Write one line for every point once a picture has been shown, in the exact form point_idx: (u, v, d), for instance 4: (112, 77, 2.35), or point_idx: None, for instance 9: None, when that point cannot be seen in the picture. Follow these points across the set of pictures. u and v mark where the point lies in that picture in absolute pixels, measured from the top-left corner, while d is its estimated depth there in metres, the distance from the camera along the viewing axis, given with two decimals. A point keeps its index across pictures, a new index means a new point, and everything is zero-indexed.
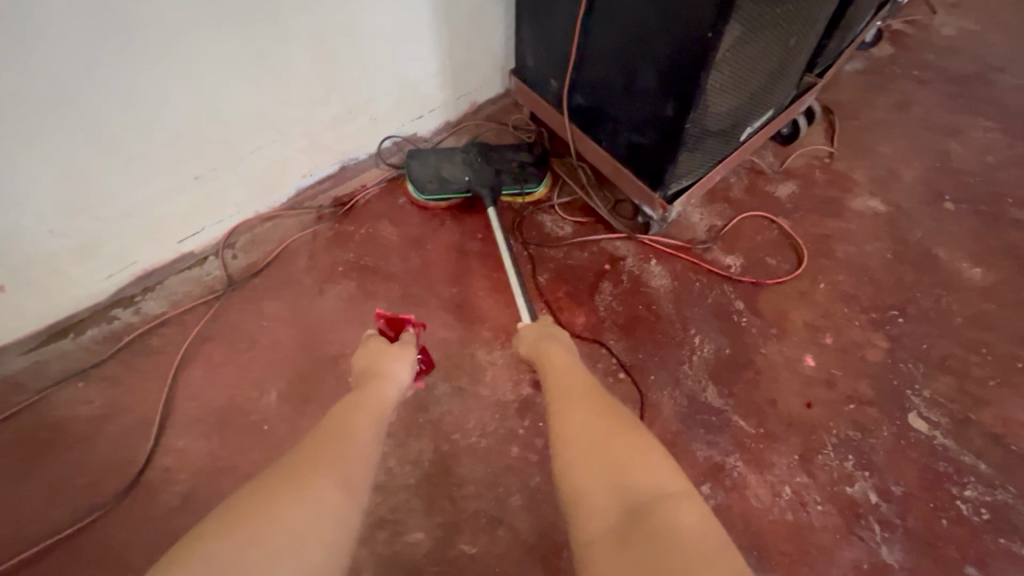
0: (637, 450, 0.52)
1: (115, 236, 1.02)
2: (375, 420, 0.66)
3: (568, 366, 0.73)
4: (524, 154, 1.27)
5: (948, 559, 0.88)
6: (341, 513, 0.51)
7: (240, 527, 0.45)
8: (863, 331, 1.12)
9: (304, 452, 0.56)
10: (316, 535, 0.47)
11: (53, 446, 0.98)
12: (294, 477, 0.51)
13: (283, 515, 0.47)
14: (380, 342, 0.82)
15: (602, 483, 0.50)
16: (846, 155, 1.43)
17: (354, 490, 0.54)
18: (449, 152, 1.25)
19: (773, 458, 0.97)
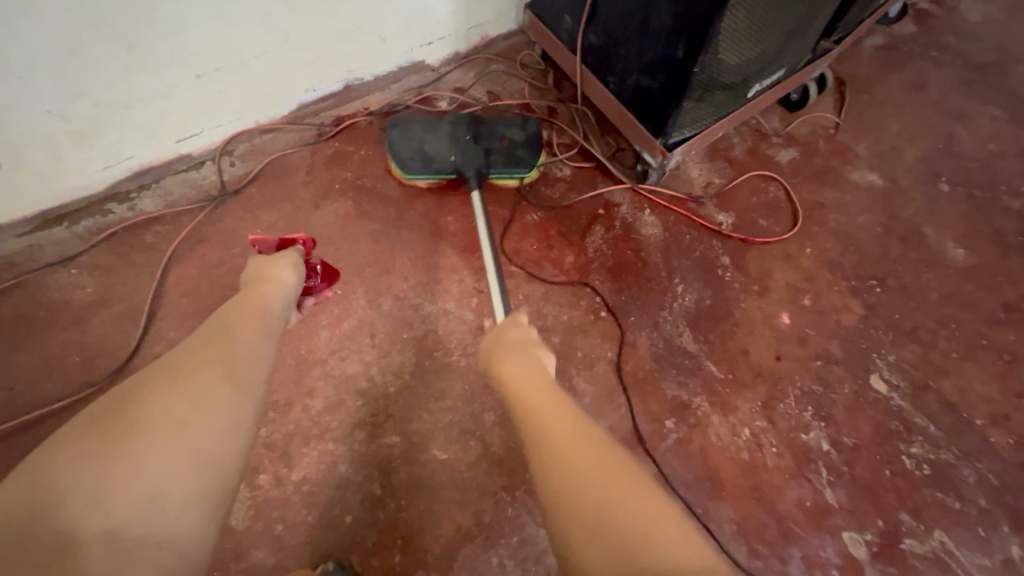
0: (643, 499, 0.45)
1: (113, 127, 1.01)
2: (266, 317, 0.66)
3: (527, 373, 0.64)
4: (516, 131, 1.17)
5: (886, 505, 0.95)
6: (230, 402, 0.52)
7: (115, 422, 0.45)
8: (841, 296, 1.15)
9: (186, 350, 0.55)
10: (203, 425, 0.49)
11: (47, 324, 1.01)
12: (173, 374, 0.51)
13: (166, 407, 0.48)
14: (266, 255, 0.82)
15: (606, 545, 0.42)
16: (852, 128, 1.42)
17: (245, 383, 0.55)
18: (435, 124, 1.15)
19: (737, 402, 1.01)
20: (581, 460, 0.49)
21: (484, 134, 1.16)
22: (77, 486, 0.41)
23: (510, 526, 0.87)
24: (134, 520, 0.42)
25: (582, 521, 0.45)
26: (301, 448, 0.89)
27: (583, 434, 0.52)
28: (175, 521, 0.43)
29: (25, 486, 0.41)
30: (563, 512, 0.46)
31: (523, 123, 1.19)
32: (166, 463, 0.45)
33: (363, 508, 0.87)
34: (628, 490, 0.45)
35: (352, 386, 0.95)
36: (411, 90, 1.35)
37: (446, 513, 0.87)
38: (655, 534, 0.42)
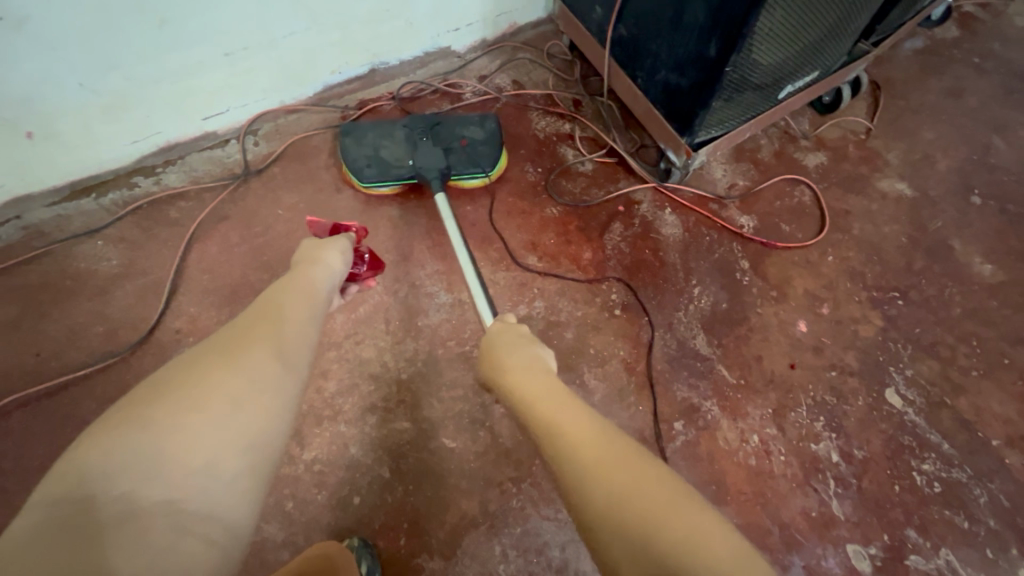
0: (694, 521, 0.42)
1: (141, 100, 1.02)
2: (309, 304, 0.65)
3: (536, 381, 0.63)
4: (475, 129, 1.14)
5: (892, 520, 0.94)
6: (279, 384, 0.51)
7: (173, 391, 0.45)
8: (861, 307, 1.14)
9: (238, 328, 0.55)
10: (257, 402, 0.48)
11: (73, 293, 1.03)
12: (228, 352, 0.50)
13: (222, 383, 0.47)
14: (315, 240, 0.82)
15: (660, 573, 0.40)
16: (884, 134, 1.39)
17: (294, 366, 0.54)
18: (389, 129, 1.12)
19: (748, 408, 1.01)
20: (620, 478, 0.46)
21: (440, 135, 1.13)
22: (133, 453, 0.40)
23: (514, 517, 0.88)
24: (191, 494, 0.41)
25: (631, 549, 0.42)
26: (314, 428, 0.91)
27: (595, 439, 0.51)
28: (228, 497, 0.43)
29: (84, 448, 0.40)
30: (611, 537, 0.43)
31: (480, 121, 1.16)
32: (221, 438, 0.44)
33: (372, 491, 0.88)
34: (683, 514, 0.42)
35: (366, 370, 0.96)
36: (435, 76, 1.35)
37: (452, 501, 0.88)
38: (713, 555, 0.40)
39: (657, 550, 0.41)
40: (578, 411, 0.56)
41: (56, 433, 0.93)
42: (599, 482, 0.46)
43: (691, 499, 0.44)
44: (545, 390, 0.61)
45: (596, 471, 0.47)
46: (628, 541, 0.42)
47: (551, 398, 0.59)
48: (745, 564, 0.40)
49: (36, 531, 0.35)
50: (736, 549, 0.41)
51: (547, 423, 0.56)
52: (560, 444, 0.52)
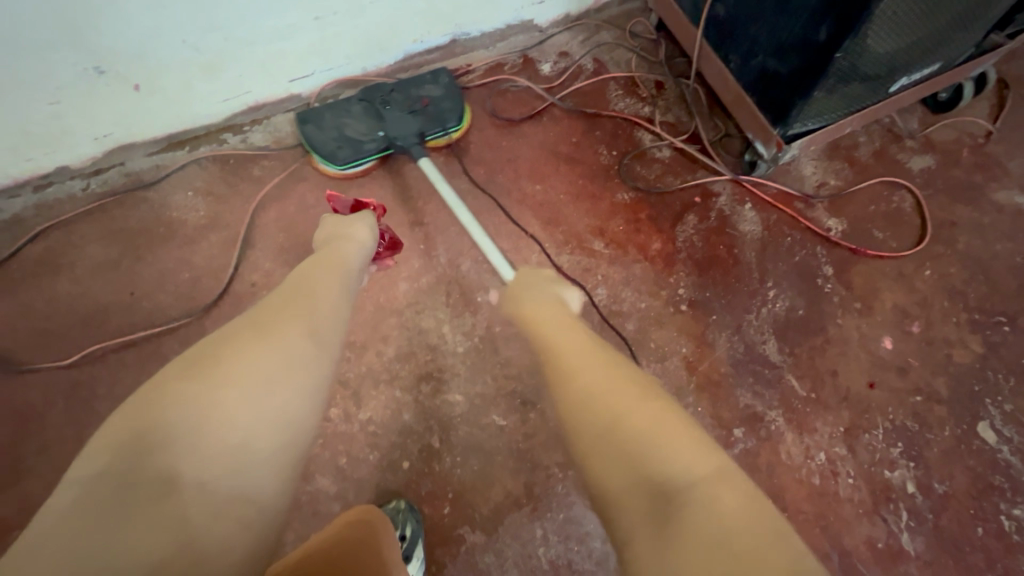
0: (676, 430, 0.46)
1: (236, 62, 1.06)
2: (342, 281, 0.67)
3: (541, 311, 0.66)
4: (432, 86, 1.13)
5: (970, 563, 0.85)
6: (311, 360, 0.53)
7: (211, 368, 0.47)
8: (958, 330, 1.03)
9: (272, 304, 0.57)
10: (284, 381, 0.49)
11: (165, 240, 1.10)
12: (263, 327, 0.53)
13: (251, 364, 0.49)
14: (334, 218, 0.84)
15: (632, 473, 0.44)
16: (1008, 139, 1.23)
17: (323, 342, 0.56)
18: (346, 105, 1.10)
19: (817, 423, 0.95)
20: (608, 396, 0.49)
21: (400, 101, 1.11)
22: (174, 430, 0.42)
23: (558, 503, 0.86)
24: (223, 470, 0.42)
25: (612, 456, 0.46)
26: (371, 390, 0.93)
27: (590, 359, 0.54)
28: (261, 474, 0.44)
29: (127, 426, 0.42)
30: (597, 447, 0.47)
31: (433, 76, 1.15)
32: (248, 417, 0.45)
33: (420, 457, 0.89)
34: (661, 426, 0.46)
35: (424, 340, 0.97)
36: (514, 51, 1.33)
37: (498, 479, 0.88)
38: (688, 459, 0.43)
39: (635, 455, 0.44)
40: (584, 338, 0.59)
41: (144, 368, 1.01)
42: (595, 405, 0.49)
43: (684, 428, 0.46)
44: (556, 315, 0.64)
45: (587, 387, 0.51)
46: (610, 450, 0.46)
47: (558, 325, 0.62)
48: (718, 462, 0.44)
49: (79, 507, 0.37)
50: (710, 453, 0.45)
51: (552, 346, 0.59)
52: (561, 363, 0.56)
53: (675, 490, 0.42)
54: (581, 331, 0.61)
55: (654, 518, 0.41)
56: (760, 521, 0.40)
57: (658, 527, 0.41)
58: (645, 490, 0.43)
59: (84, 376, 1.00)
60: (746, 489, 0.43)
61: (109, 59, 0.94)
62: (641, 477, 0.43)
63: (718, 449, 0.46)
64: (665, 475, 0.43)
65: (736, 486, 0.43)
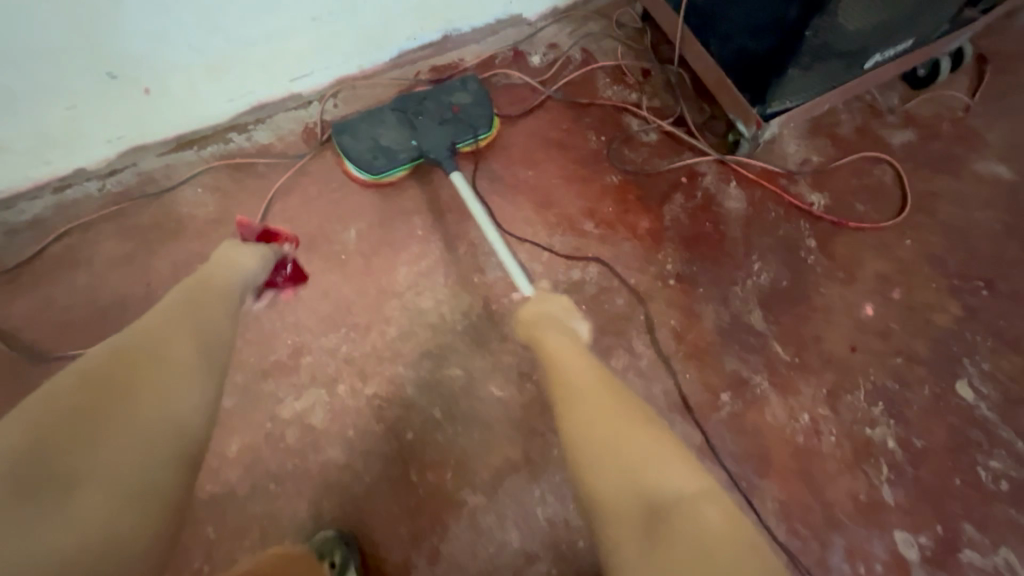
0: (676, 461, 0.49)
1: (238, 63, 1.12)
2: (225, 312, 0.69)
3: (553, 341, 0.67)
4: (460, 95, 1.15)
5: (949, 513, 0.89)
6: (193, 390, 0.55)
7: (83, 404, 0.47)
8: (937, 295, 1.07)
9: (146, 332, 0.57)
10: (168, 403, 0.52)
11: (176, 234, 1.16)
12: (138, 360, 0.53)
13: (136, 390, 0.51)
14: (230, 245, 0.84)
15: (634, 497, 0.46)
16: (986, 112, 1.27)
17: (203, 364, 0.58)
18: (379, 115, 1.12)
19: (801, 386, 0.99)
20: (613, 424, 0.53)
21: (431, 110, 1.13)
22: (36, 470, 0.42)
23: (553, 466, 0.91)
24: (102, 489, 0.44)
25: (615, 482, 0.48)
26: (375, 367, 0.98)
27: (586, 388, 0.58)
28: (157, 476, 0.47)
29: None
30: (595, 467, 0.50)
31: (462, 84, 1.17)
32: (127, 440, 0.47)
33: (423, 427, 0.94)
34: (654, 450, 0.50)
35: (425, 319, 1.02)
36: (505, 44, 1.38)
37: (498, 445, 0.93)
38: (684, 485, 0.46)
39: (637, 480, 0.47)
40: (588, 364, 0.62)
41: None
42: (593, 428, 0.53)
43: (676, 453, 0.50)
44: (564, 340, 0.67)
45: (584, 414, 0.55)
46: (608, 472, 0.49)
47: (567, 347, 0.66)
48: (710, 488, 0.47)
49: None
50: (702, 479, 0.48)
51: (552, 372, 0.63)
52: (567, 390, 0.59)
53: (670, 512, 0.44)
54: (585, 354, 0.65)
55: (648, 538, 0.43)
56: (744, 535, 0.43)
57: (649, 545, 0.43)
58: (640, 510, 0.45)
59: None
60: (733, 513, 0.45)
61: (119, 63, 1.00)
62: (641, 502, 0.46)
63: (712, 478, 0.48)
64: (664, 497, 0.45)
65: (723, 504, 0.46)
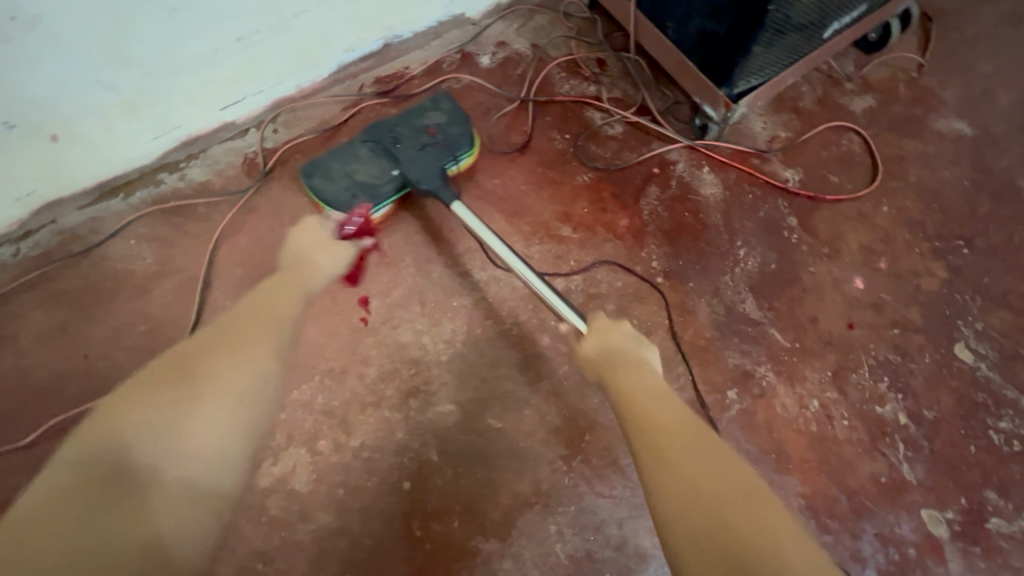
0: (795, 551, 0.45)
1: (159, 95, 1.00)
2: (293, 311, 0.70)
3: (640, 382, 0.64)
4: (434, 114, 1.03)
5: (969, 481, 0.88)
6: (260, 402, 0.56)
7: (157, 409, 0.50)
8: (922, 259, 1.06)
9: (225, 333, 0.60)
10: (229, 417, 0.53)
11: (112, 294, 1.04)
12: (211, 364, 0.55)
13: (198, 402, 0.52)
14: (320, 228, 0.89)
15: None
16: (938, 69, 1.27)
17: (270, 374, 0.58)
18: (349, 149, 0.99)
19: (806, 372, 0.96)
20: (711, 480, 0.50)
21: (406, 136, 1.00)
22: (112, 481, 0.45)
23: (568, 496, 0.84)
24: (160, 501, 0.46)
25: (714, 555, 0.44)
26: (359, 415, 0.89)
27: (688, 439, 0.54)
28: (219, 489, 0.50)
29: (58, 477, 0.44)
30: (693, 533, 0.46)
31: (434, 103, 1.05)
32: (190, 452, 0.49)
33: (421, 475, 0.86)
34: (777, 526, 0.46)
35: (405, 354, 0.94)
36: (451, 47, 1.30)
37: (504, 482, 0.85)
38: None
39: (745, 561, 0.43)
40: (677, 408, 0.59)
41: None
42: (697, 485, 0.49)
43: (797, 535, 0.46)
44: (641, 377, 0.65)
45: (684, 467, 0.51)
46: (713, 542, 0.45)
47: (648, 385, 0.64)
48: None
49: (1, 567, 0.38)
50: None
51: (640, 416, 0.59)
52: (652, 434, 0.56)
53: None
54: (677, 401, 0.61)
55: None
56: None
57: None
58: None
59: (50, 452, 0.93)
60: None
61: (15, 111, 0.87)
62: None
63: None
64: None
65: None
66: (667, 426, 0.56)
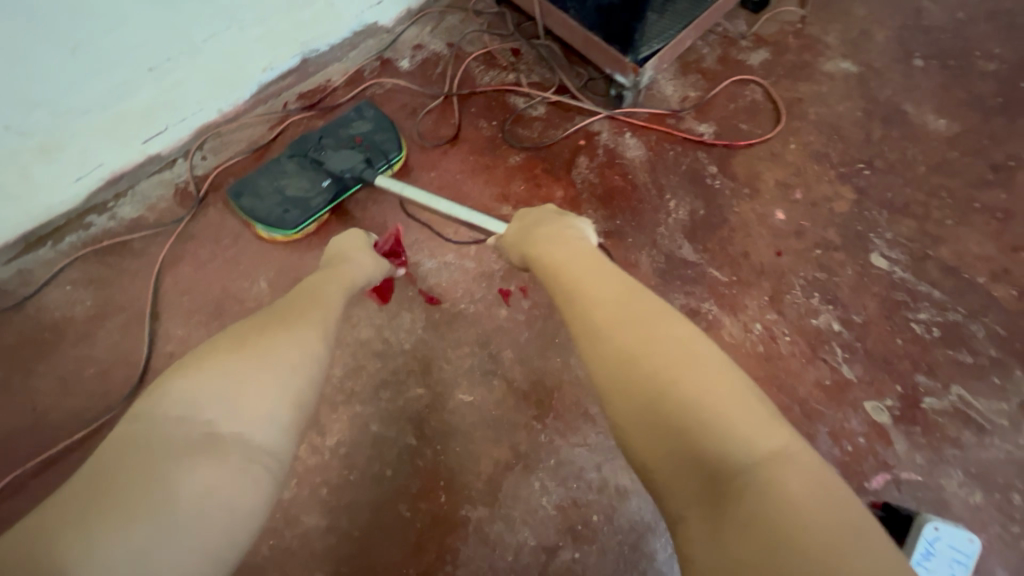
0: (735, 403, 0.45)
1: (75, 136, 0.98)
2: (335, 296, 0.69)
3: (589, 267, 0.65)
4: (359, 123, 1.10)
5: (900, 371, 0.97)
6: (305, 379, 0.55)
7: (202, 389, 0.50)
8: (831, 185, 1.16)
9: (268, 315, 0.60)
10: (275, 393, 0.52)
11: (55, 343, 1.01)
12: (254, 342, 0.55)
13: (248, 376, 0.52)
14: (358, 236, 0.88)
15: (676, 446, 0.44)
16: (820, 18, 1.39)
17: (314, 351, 0.58)
18: (279, 167, 1.05)
19: (745, 301, 1.03)
20: (646, 353, 0.50)
21: (332, 146, 1.07)
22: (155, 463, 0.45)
23: (546, 452, 0.87)
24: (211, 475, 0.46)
25: (654, 432, 0.46)
26: (330, 415, 0.90)
27: (627, 311, 0.55)
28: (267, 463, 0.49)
29: (109, 463, 0.45)
30: (627, 403, 0.49)
31: (357, 113, 1.12)
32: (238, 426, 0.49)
33: (401, 460, 0.87)
34: (715, 387, 0.46)
35: (368, 349, 0.95)
36: (369, 56, 1.33)
37: (483, 451, 0.88)
38: (752, 435, 0.43)
39: (688, 427, 0.44)
40: (614, 287, 0.59)
41: None
42: (627, 359, 0.51)
43: (743, 397, 0.46)
44: (578, 267, 0.65)
45: (619, 343, 0.52)
46: (646, 416, 0.47)
47: (586, 272, 0.64)
48: (788, 441, 0.44)
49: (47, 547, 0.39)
50: (775, 427, 0.45)
51: (578, 295, 0.60)
52: (590, 320, 0.56)
53: (733, 476, 0.41)
54: (622, 280, 0.61)
55: (711, 500, 0.42)
56: (815, 489, 0.40)
57: (707, 510, 0.42)
58: (699, 470, 0.43)
59: (8, 512, 0.89)
60: (814, 467, 0.42)
61: None
62: (692, 455, 0.44)
63: (785, 426, 0.46)
64: (731, 454, 0.42)
65: (800, 467, 0.42)
66: (604, 302, 0.57)
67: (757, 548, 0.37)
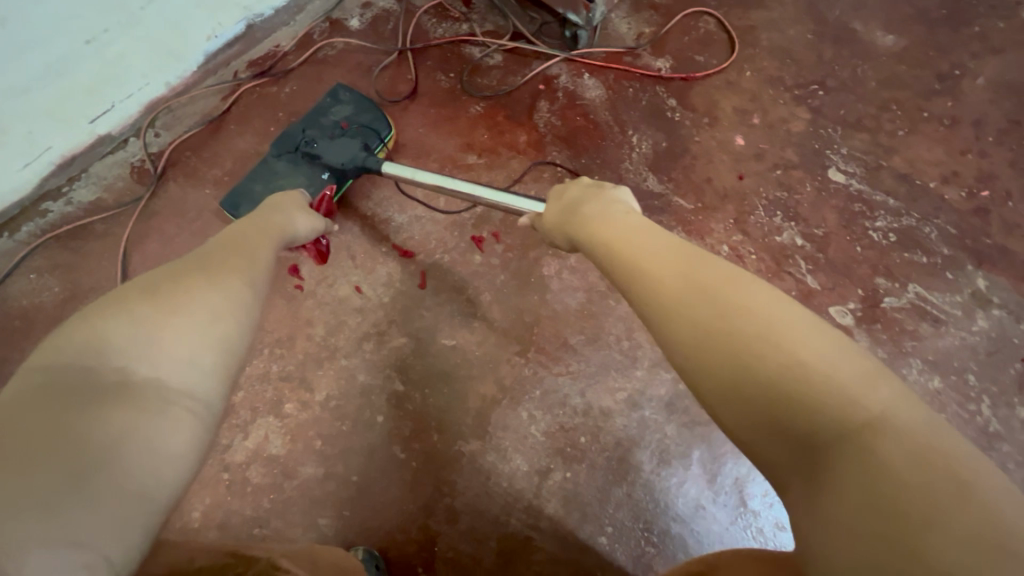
0: (829, 354, 0.37)
1: (16, 119, 0.95)
2: (263, 245, 0.62)
3: (630, 224, 0.56)
4: (339, 107, 1.03)
5: (861, 276, 1.01)
6: (234, 326, 0.49)
7: (110, 335, 0.42)
8: (787, 108, 1.18)
9: (188, 262, 0.52)
10: (199, 337, 0.46)
11: (26, 331, 1.00)
12: (172, 286, 0.48)
13: (163, 322, 0.45)
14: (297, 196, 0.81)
15: (755, 407, 0.37)
16: None
17: (242, 296, 0.52)
18: (269, 169, 0.98)
19: (712, 225, 1.06)
20: (700, 301, 0.42)
21: (318, 135, 1.00)
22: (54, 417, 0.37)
23: (531, 384, 0.90)
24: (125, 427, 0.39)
25: (730, 395, 0.38)
26: (315, 372, 0.91)
27: (671, 258, 0.47)
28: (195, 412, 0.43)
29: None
30: (689, 362, 0.41)
31: (334, 97, 1.05)
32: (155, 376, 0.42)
33: (391, 407, 0.89)
34: (793, 330, 0.38)
35: (347, 306, 0.95)
36: (318, 18, 1.28)
37: (470, 390, 0.90)
38: (850, 395, 0.35)
39: (769, 394, 0.36)
40: (656, 242, 0.51)
41: None
42: (675, 308, 0.43)
43: (828, 342, 0.38)
44: (618, 225, 0.57)
45: (666, 289, 0.44)
46: (720, 374, 0.39)
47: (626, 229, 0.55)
48: (887, 398, 0.35)
49: None
50: (881, 379, 0.36)
51: (625, 250, 0.52)
52: (633, 278, 0.48)
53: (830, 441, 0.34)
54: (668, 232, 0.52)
55: (807, 475, 0.35)
56: (938, 455, 0.32)
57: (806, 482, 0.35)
58: (789, 444, 0.36)
59: None
60: (924, 427, 0.34)
61: None
62: (775, 425, 0.36)
63: (891, 376, 0.37)
64: (824, 424, 0.35)
65: (913, 424, 0.34)
66: (649, 252, 0.49)
67: (859, 526, 0.31)
